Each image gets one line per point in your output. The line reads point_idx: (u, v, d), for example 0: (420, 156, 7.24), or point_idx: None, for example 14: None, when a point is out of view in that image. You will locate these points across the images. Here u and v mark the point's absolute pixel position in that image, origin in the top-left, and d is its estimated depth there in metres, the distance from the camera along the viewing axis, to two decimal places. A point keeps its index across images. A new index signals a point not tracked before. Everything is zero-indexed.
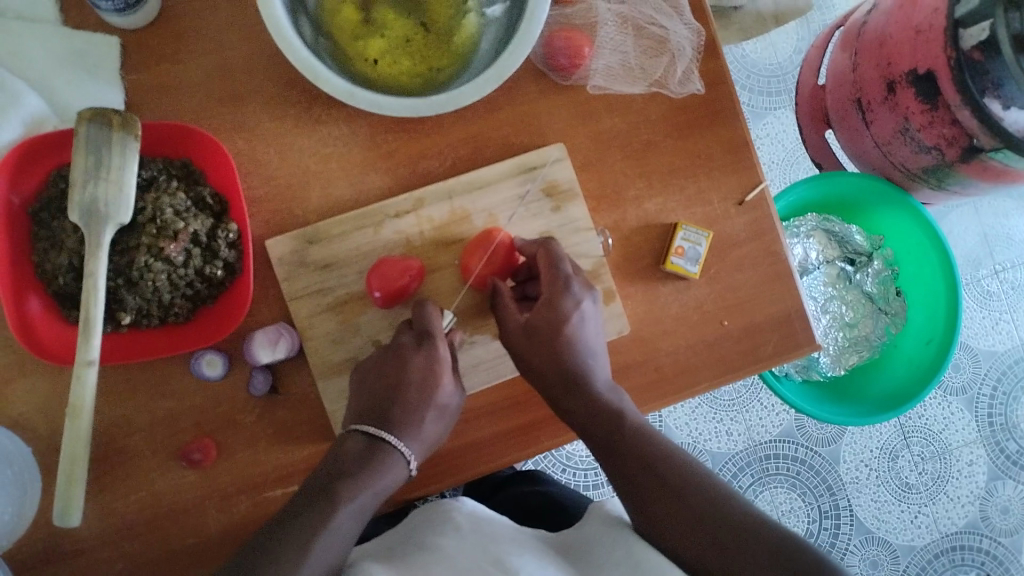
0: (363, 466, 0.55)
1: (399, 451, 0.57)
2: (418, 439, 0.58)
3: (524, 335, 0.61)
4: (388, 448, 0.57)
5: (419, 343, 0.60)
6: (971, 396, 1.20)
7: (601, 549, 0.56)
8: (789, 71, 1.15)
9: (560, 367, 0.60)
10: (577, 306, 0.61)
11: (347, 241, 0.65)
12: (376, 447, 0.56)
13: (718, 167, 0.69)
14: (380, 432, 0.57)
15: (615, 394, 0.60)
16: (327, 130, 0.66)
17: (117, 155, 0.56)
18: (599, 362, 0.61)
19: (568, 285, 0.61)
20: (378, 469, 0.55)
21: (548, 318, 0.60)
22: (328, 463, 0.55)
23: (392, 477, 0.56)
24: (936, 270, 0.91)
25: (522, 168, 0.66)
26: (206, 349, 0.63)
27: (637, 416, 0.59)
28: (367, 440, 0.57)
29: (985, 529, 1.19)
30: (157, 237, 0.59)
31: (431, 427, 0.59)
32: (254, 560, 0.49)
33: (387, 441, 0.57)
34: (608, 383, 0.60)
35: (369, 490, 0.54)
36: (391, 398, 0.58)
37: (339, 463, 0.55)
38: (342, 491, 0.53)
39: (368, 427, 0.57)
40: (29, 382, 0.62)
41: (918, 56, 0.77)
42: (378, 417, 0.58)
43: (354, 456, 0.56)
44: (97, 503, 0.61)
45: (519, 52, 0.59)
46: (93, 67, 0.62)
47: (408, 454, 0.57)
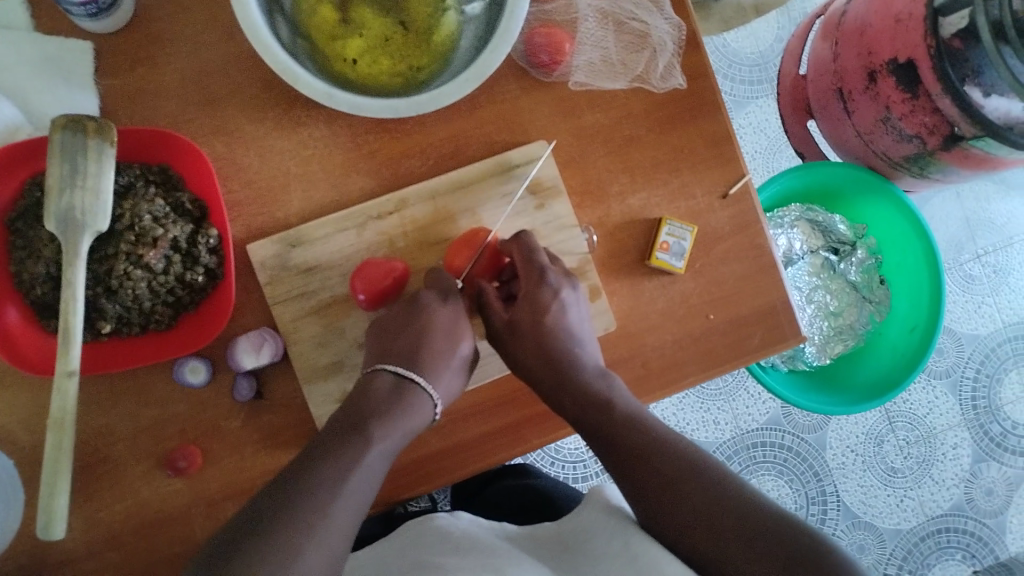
0: (395, 403, 0.56)
1: (425, 392, 0.58)
2: (441, 385, 0.59)
3: (507, 330, 0.62)
4: (416, 388, 0.58)
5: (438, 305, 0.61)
6: (955, 380, 1.21)
7: (598, 549, 0.56)
8: (770, 60, 1.15)
9: (547, 351, 0.61)
10: (556, 298, 0.61)
11: (329, 243, 0.64)
12: (403, 385, 0.58)
13: (702, 160, 0.68)
14: (407, 371, 0.58)
15: (604, 381, 0.60)
16: (307, 131, 0.65)
17: (93, 162, 0.55)
18: (587, 348, 0.62)
19: (545, 277, 0.62)
20: (407, 407, 0.56)
21: (528, 315, 0.62)
22: (357, 401, 0.56)
23: (420, 415, 0.57)
24: (919, 257, 0.92)
25: (504, 166, 0.66)
26: (189, 355, 0.62)
27: (629, 401, 0.59)
28: (395, 378, 0.58)
29: (970, 511, 1.20)
30: (135, 244, 0.59)
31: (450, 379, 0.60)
32: (291, 487, 0.49)
33: (417, 382, 0.58)
34: (597, 368, 0.61)
35: (402, 425, 0.55)
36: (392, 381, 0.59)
37: (372, 400, 0.56)
38: (376, 430, 0.54)
39: (396, 367, 0.59)
40: (9, 393, 0.61)
41: (898, 45, 0.77)
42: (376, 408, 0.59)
43: (386, 393, 0.57)
44: (82, 513, 0.61)
45: (499, 50, 0.58)
46: (67, 74, 0.61)
47: (436, 396, 0.59)
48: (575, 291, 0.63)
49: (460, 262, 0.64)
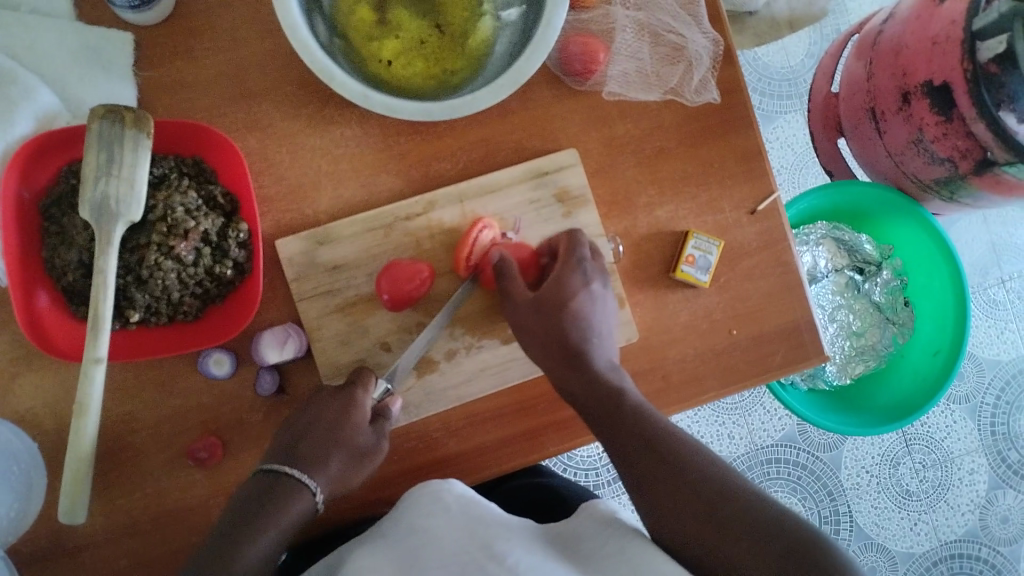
0: (268, 506, 0.53)
1: (304, 487, 0.56)
2: (326, 475, 0.57)
3: (530, 306, 0.61)
4: (292, 480, 0.56)
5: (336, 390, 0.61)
6: (974, 405, 1.20)
7: (592, 544, 0.53)
8: (801, 75, 1.14)
9: (564, 341, 0.60)
10: (585, 285, 0.61)
11: (356, 243, 0.65)
12: (279, 479, 0.55)
13: (730, 175, 0.68)
14: (280, 466, 0.56)
15: (616, 373, 0.60)
16: (339, 131, 0.65)
17: (129, 153, 0.55)
18: (604, 343, 0.61)
19: (579, 263, 0.62)
20: (281, 501, 0.54)
21: (555, 295, 0.61)
22: (232, 505, 0.54)
23: (296, 509, 0.54)
24: (945, 280, 0.91)
25: (533, 173, 0.66)
26: (214, 347, 0.63)
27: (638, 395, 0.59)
28: (270, 476, 0.56)
29: (984, 538, 1.19)
30: (167, 235, 0.59)
31: (345, 466, 0.58)
32: None
33: (291, 474, 0.56)
34: (609, 362, 0.61)
35: (277, 529, 0.53)
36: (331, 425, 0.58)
37: (242, 505, 0.53)
38: (252, 530, 0.52)
39: (274, 466, 0.56)
40: (37, 377, 0.62)
41: (934, 67, 0.76)
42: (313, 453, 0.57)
43: (256, 492, 0.54)
44: (102, 499, 0.61)
45: (535, 58, 0.58)
46: (107, 63, 0.62)
47: (314, 486, 0.56)
48: (604, 287, 0.63)
49: (469, 248, 0.64)
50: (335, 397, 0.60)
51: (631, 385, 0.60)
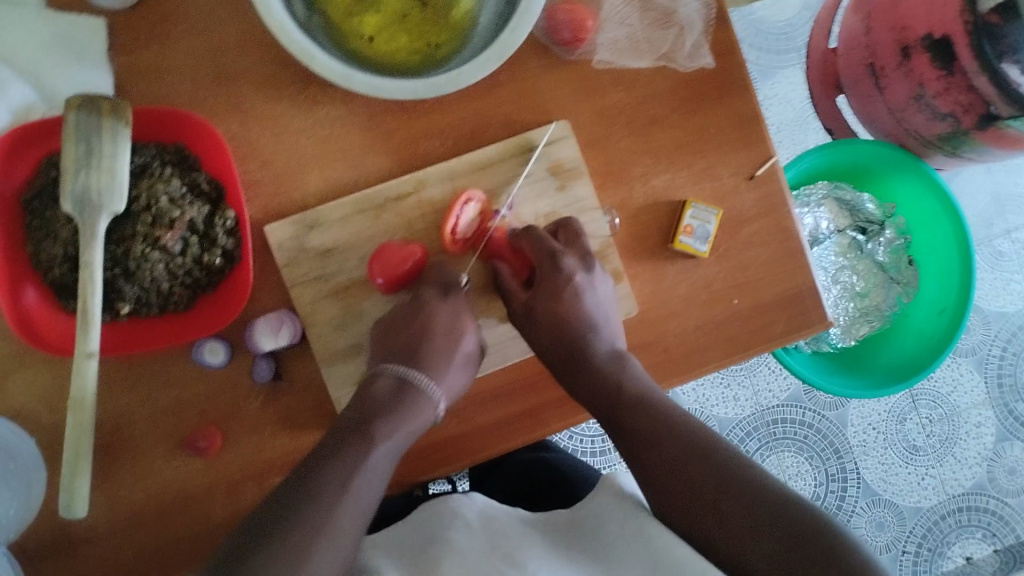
0: (398, 408, 0.56)
1: (429, 392, 0.58)
2: (446, 382, 0.59)
3: (523, 313, 0.62)
4: (419, 386, 0.58)
5: (445, 293, 0.61)
6: (981, 358, 1.19)
7: (610, 527, 0.57)
8: (799, 29, 1.12)
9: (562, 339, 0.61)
10: (570, 281, 0.62)
11: (347, 225, 0.64)
12: (408, 386, 0.58)
13: (727, 141, 0.67)
14: (411, 371, 0.59)
15: (619, 363, 0.59)
16: (324, 111, 0.64)
17: (109, 143, 0.54)
18: (603, 335, 0.61)
19: (558, 263, 0.62)
20: (409, 407, 0.57)
21: (545, 303, 0.62)
22: (359, 401, 0.56)
23: (419, 417, 0.57)
24: (949, 235, 0.90)
25: (525, 146, 0.65)
26: (207, 336, 0.62)
27: (641, 380, 0.59)
28: (399, 380, 0.58)
29: (992, 490, 1.19)
30: (152, 226, 0.58)
31: (459, 371, 0.60)
32: (293, 496, 0.49)
33: (421, 380, 0.58)
34: (611, 351, 0.61)
35: (405, 429, 0.55)
36: (414, 344, 0.60)
37: (371, 403, 0.56)
38: (378, 429, 0.54)
39: (399, 368, 0.59)
40: (29, 373, 0.61)
41: (933, 19, 0.74)
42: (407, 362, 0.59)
43: (387, 394, 0.57)
44: (104, 492, 0.61)
45: (521, 29, 0.56)
46: (80, 51, 0.61)
47: (437, 395, 0.58)
48: (591, 275, 0.63)
49: (455, 221, 0.62)
50: (444, 300, 0.61)
51: (634, 370, 0.59)
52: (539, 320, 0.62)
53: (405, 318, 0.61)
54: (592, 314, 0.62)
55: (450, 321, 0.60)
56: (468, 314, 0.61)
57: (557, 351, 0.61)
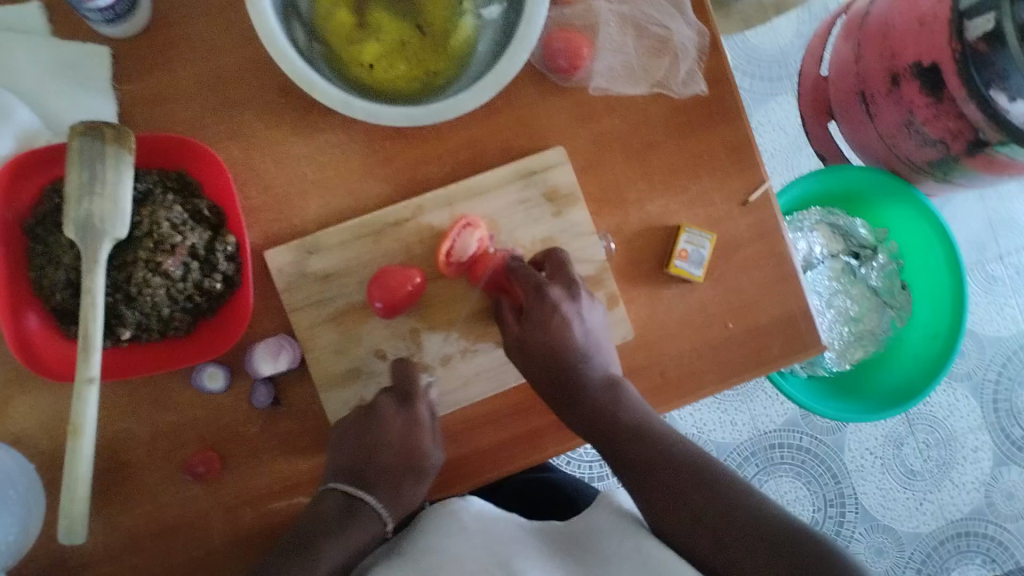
0: (344, 528, 0.59)
1: (374, 508, 0.61)
2: (395, 503, 0.62)
3: (517, 347, 0.62)
4: (366, 507, 0.61)
5: (400, 404, 0.62)
6: (976, 383, 1.20)
7: (607, 543, 0.58)
8: (791, 57, 1.13)
9: (556, 373, 0.61)
10: (564, 313, 0.61)
11: (346, 250, 0.64)
12: (354, 507, 0.60)
13: (721, 166, 0.68)
14: (359, 491, 0.60)
15: (614, 393, 0.60)
16: (324, 137, 0.65)
17: (112, 169, 0.55)
18: (594, 364, 0.62)
19: (546, 292, 0.61)
20: (354, 527, 0.59)
21: (533, 336, 0.62)
22: (307, 520, 0.58)
23: (364, 536, 0.60)
24: (941, 259, 0.91)
25: (522, 173, 0.66)
26: (207, 362, 0.62)
27: (635, 408, 0.60)
28: (348, 500, 0.60)
29: (990, 515, 1.18)
30: (154, 251, 0.59)
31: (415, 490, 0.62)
32: None
33: (367, 502, 0.61)
34: (606, 377, 0.62)
35: (346, 544, 0.58)
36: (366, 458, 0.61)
37: (318, 522, 0.58)
38: (323, 549, 0.57)
39: (348, 487, 0.60)
40: (30, 397, 0.61)
41: (922, 48, 0.76)
42: (354, 475, 0.61)
43: (335, 516, 0.59)
44: (103, 517, 0.61)
45: (517, 58, 0.58)
46: (84, 79, 0.62)
47: (382, 512, 0.61)
48: (576, 304, 0.62)
49: (450, 244, 0.64)
50: (400, 412, 0.62)
51: (629, 400, 0.60)
52: (530, 352, 0.61)
53: (359, 429, 0.62)
54: (581, 344, 0.62)
55: (403, 437, 0.61)
56: (426, 421, 0.62)
57: (548, 383, 0.61)
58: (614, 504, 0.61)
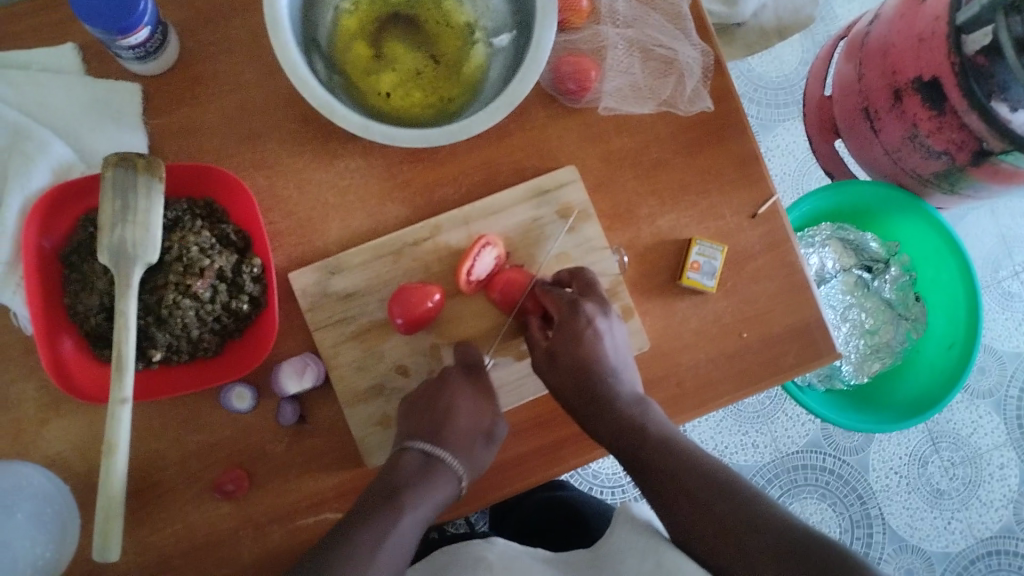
0: (421, 480, 0.58)
1: (452, 467, 0.60)
2: (472, 459, 0.61)
3: (546, 360, 0.63)
4: (445, 464, 0.59)
5: (455, 393, 0.62)
6: (998, 400, 1.19)
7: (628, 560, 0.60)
8: (796, 82, 1.16)
9: (587, 389, 0.61)
10: (591, 323, 0.62)
11: (367, 270, 0.67)
12: (432, 462, 0.60)
13: (729, 181, 0.70)
14: (435, 447, 0.60)
15: (641, 407, 0.60)
16: (344, 163, 0.67)
17: (143, 198, 0.57)
18: (623, 379, 0.62)
19: (579, 307, 0.63)
20: (433, 482, 0.58)
21: (563, 343, 0.62)
22: (385, 477, 0.58)
23: (446, 488, 0.59)
24: (954, 271, 0.92)
25: (535, 192, 0.68)
26: (235, 382, 0.64)
27: (662, 424, 0.60)
28: (424, 455, 0.60)
29: (1020, 533, 1.17)
30: (183, 274, 0.61)
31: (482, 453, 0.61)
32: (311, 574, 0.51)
33: (445, 459, 0.60)
34: (633, 395, 0.62)
35: (430, 500, 0.57)
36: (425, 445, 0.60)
37: (397, 479, 0.58)
38: (407, 498, 0.56)
39: (424, 444, 0.60)
40: (64, 422, 0.63)
41: (922, 63, 0.78)
42: (430, 431, 0.60)
43: (413, 472, 0.58)
44: (135, 537, 0.63)
45: (528, 79, 0.60)
46: (117, 115, 0.65)
47: (460, 468, 0.60)
48: (608, 319, 0.64)
49: (471, 263, 0.65)
50: (467, 381, 0.63)
51: (655, 416, 0.60)
52: (562, 362, 0.62)
53: (430, 395, 0.62)
54: (610, 359, 0.62)
55: (471, 414, 0.62)
56: (481, 408, 0.62)
57: (575, 393, 0.62)
58: (635, 515, 0.63)
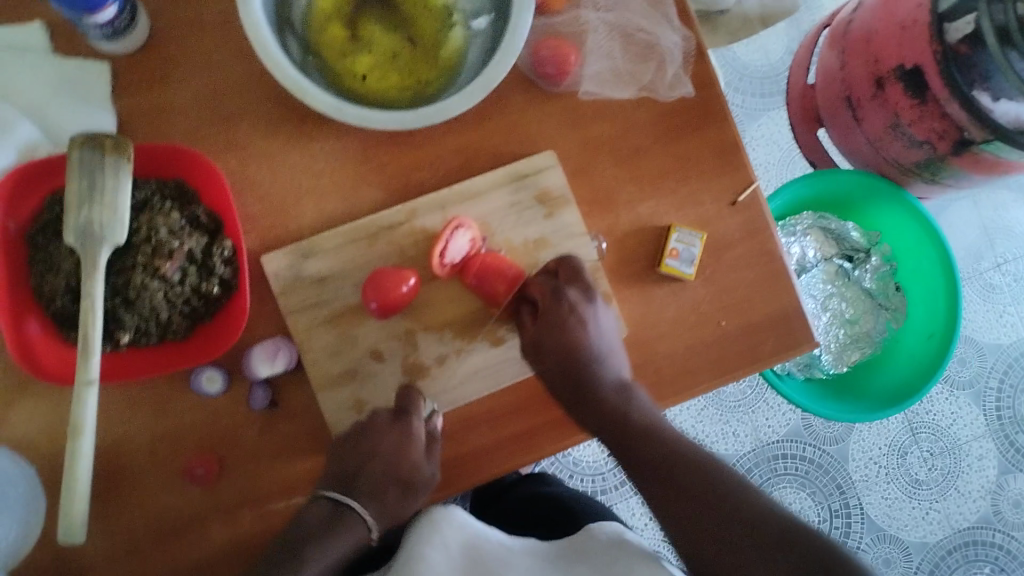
0: (333, 529, 0.58)
1: (360, 516, 0.60)
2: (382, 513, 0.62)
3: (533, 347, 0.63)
4: (353, 514, 0.60)
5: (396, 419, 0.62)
6: (978, 391, 1.20)
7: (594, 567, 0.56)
8: (780, 71, 1.16)
9: (572, 374, 0.62)
10: (573, 311, 0.62)
11: (341, 254, 0.66)
12: (341, 513, 0.59)
13: (708, 168, 0.69)
14: (343, 497, 0.60)
15: (626, 395, 0.61)
16: (319, 146, 0.66)
17: (111, 177, 0.56)
18: (609, 363, 0.63)
19: (562, 293, 0.63)
20: (342, 531, 0.58)
21: (544, 328, 0.63)
22: (293, 526, 0.58)
23: (353, 538, 0.59)
24: (935, 261, 0.91)
25: (513, 176, 0.67)
26: (205, 365, 0.63)
27: (647, 410, 0.61)
28: (332, 505, 0.60)
29: (998, 524, 1.18)
30: (152, 256, 0.60)
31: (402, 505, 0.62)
32: None
33: (354, 508, 0.60)
34: (618, 381, 0.62)
35: (338, 547, 0.57)
36: (356, 470, 0.61)
37: (308, 528, 0.57)
38: (311, 551, 0.56)
39: (333, 493, 0.60)
40: (32, 405, 0.62)
41: (905, 51, 0.77)
42: (342, 482, 0.61)
43: (320, 521, 0.58)
44: (102, 522, 0.62)
45: (506, 60, 0.59)
46: (86, 94, 0.64)
47: (370, 520, 0.61)
48: (593, 305, 0.63)
49: (443, 245, 0.65)
50: (393, 426, 0.62)
51: (640, 401, 0.61)
52: (544, 348, 0.63)
53: (353, 441, 0.62)
54: (591, 345, 0.63)
55: (392, 450, 0.61)
56: (418, 438, 0.62)
57: (563, 381, 0.63)
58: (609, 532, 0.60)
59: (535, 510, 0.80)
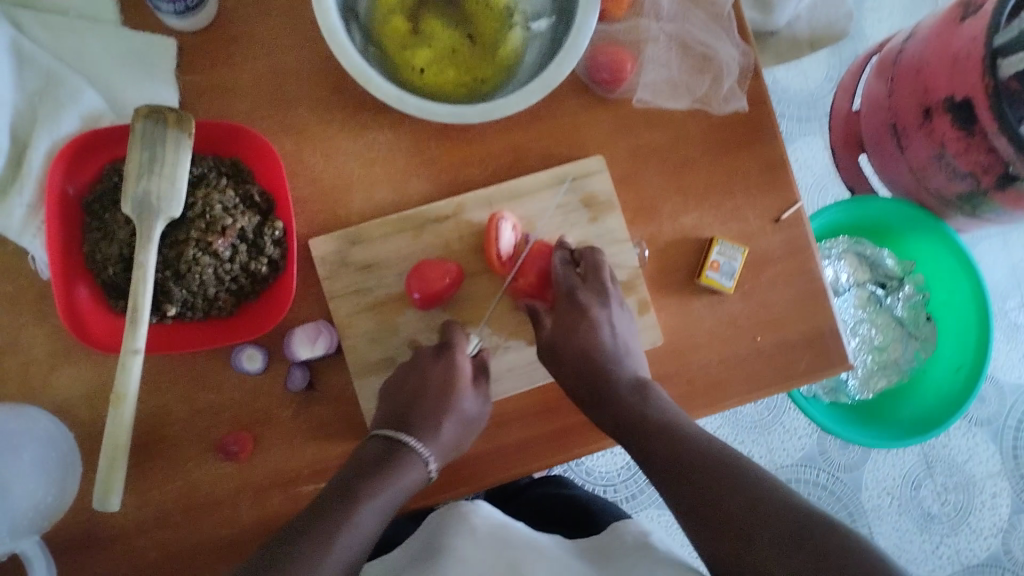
0: (384, 468, 0.55)
1: (417, 452, 0.58)
2: (437, 443, 0.59)
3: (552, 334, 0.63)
4: (406, 448, 0.57)
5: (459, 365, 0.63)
6: (996, 429, 1.19)
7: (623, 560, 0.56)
8: (821, 97, 1.16)
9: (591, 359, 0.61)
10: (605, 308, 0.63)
11: (387, 243, 0.66)
12: (394, 449, 0.57)
13: (753, 185, 0.70)
14: (397, 434, 0.58)
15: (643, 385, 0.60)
16: (373, 135, 0.67)
17: (171, 151, 0.57)
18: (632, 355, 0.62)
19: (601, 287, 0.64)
20: (397, 470, 0.55)
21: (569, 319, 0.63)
22: (350, 465, 0.56)
23: (410, 476, 0.56)
24: (968, 294, 0.92)
25: (561, 178, 0.68)
26: (246, 343, 0.64)
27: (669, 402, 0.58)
28: (387, 443, 0.58)
29: (1006, 563, 1.18)
30: (205, 232, 0.61)
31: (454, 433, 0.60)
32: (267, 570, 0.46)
33: (407, 443, 0.58)
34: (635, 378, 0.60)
35: (392, 487, 0.54)
36: (409, 404, 0.60)
37: (363, 463, 0.55)
38: (365, 490, 0.53)
39: (389, 431, 0.59)
40: (76, 371, 0.63)
41: (956, 83, 0.77)
42: (398, 421, 0.59)
43: (375, 456, 0.56)
44: (135, 491, 0.63)
45: (567, 63, 0.60)
46: (151, 68, 0.65)
47: (426, 455, 0.58)
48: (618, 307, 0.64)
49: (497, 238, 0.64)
50: (438, 359, 0.62)
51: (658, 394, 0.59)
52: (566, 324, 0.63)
53: (412, 371, 0.62)
54: (612, 347, 0.62)
55: (444, 374, 0.61)
56: (464, 365, 0.62)
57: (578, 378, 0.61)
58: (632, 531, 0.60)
59: (551, 511, 0.80)
